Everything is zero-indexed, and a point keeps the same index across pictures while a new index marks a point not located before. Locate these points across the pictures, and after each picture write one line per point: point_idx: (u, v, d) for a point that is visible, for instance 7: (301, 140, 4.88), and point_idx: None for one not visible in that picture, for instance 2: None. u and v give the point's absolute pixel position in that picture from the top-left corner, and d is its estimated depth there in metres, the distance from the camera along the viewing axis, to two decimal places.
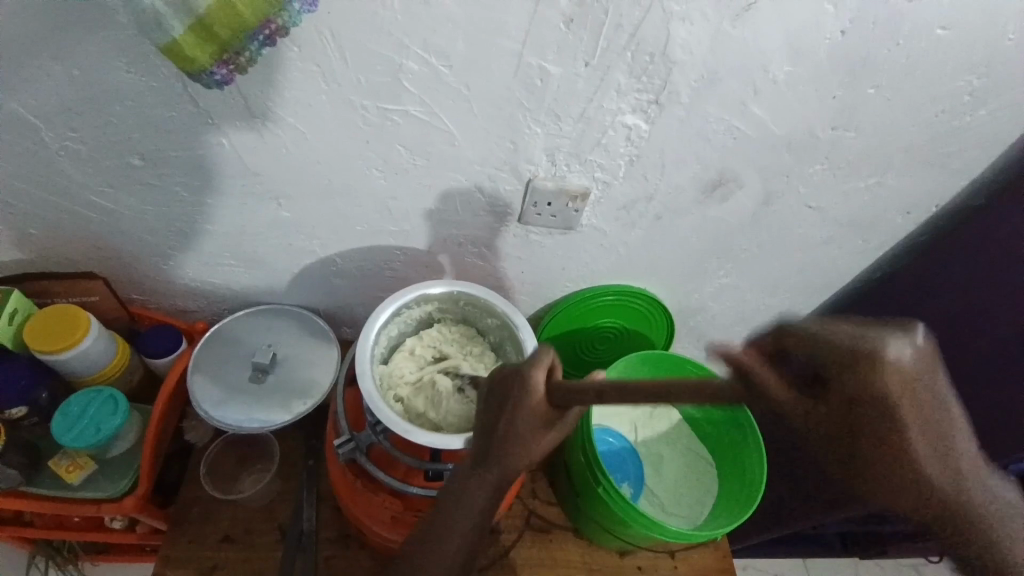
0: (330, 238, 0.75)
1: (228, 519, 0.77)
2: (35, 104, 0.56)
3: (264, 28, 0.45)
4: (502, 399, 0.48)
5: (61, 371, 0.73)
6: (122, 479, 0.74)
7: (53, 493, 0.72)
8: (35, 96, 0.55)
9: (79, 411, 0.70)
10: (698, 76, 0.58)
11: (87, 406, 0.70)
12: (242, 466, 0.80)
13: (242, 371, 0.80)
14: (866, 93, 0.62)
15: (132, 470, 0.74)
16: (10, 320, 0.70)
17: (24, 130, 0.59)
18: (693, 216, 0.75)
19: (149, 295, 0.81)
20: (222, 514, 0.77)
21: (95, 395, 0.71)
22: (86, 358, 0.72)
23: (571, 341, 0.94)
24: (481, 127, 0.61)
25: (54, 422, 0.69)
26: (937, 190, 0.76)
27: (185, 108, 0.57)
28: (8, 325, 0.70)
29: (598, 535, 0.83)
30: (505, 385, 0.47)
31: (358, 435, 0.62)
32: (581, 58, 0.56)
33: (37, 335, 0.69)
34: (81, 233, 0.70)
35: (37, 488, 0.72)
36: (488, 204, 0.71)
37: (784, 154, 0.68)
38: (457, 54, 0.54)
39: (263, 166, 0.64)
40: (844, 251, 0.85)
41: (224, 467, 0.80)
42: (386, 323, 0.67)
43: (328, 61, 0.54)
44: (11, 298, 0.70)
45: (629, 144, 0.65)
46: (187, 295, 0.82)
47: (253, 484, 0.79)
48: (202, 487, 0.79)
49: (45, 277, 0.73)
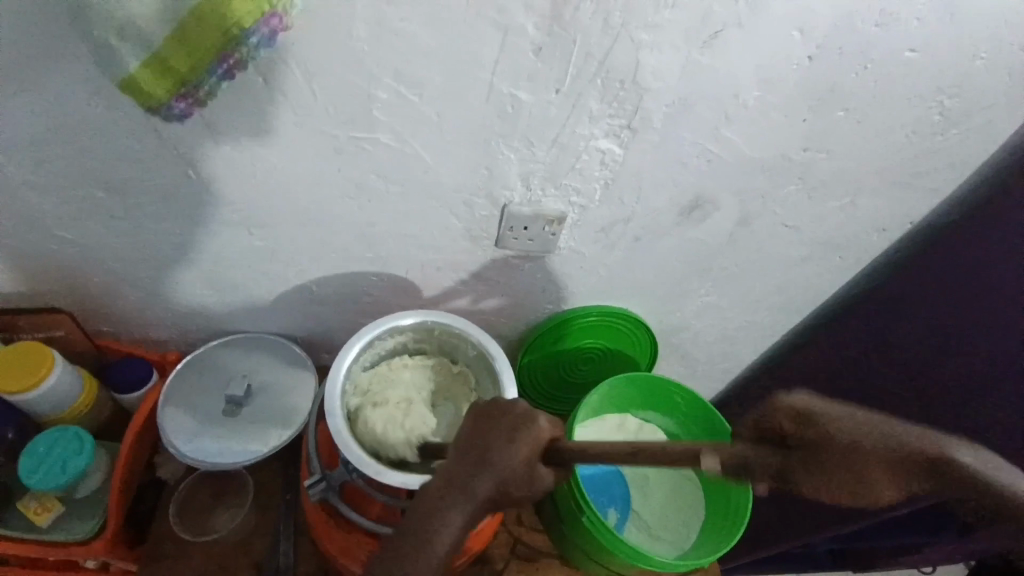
0: (306, 266, 0.73)
1: (202, 559, 0.74)
2: None
3: (223, 61, 0.43)
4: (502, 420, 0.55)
5: (25, 409, 0.70)
6: (91, 519, 0.70)
7: (17, 537, 0.69)
8: None
9: (42, 453, 0.67)
10: (670, 102, 0.58)
11: (53, 445, 0.68)
12: (215, 503, 0.78)
13: (215, 405, 0.77)
14: (838, 115, 0.62)
15: (101, 510, 0.71)
16: None
17: None
18: (671, 237, 0.75)
19: (120, 326, 0.79)
20: (195, 553, 0.74)
21: (61, 433, 0.68)
22: (51, 396, 0.70)
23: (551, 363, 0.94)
24: (454, 153, 0.61)
25: (20, 463, 0.67)
26: (912, 208, 0.77)
27: (151, 141, 0.56)
28: None
29: (583, 561, 0.81)
30: (509, 416, 0.55)
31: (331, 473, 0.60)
32: (553, 85, 0.55)
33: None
34: (46, 267, 0.68)
35: (1, 531, 0.69)
36: (465, 229, 0.70)
37: (759, 175, 0.68)
38: (427, 83, 0.54)
39: (233, 196, 0.63)
40: (824, 269, 0.85)
41: (196, 504, 0.77)
42: (360, 353, 0.66)
43: (295, 92, 0.53)
44: None
45: (604, 169, 0.64)
46: (159, 326, 0.80)
47: (227, 520, 0.77)
48: (173, 526, 0.75)
49: (9, 312, 0.71)
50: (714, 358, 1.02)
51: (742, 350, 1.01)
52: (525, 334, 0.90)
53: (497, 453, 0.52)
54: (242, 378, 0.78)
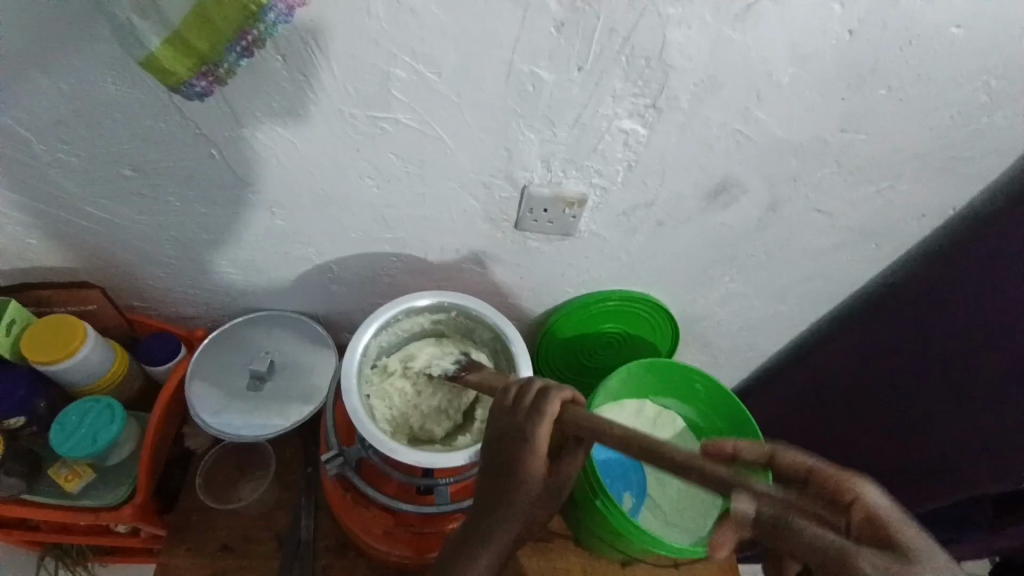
0: (327, 246, 0.74)
1: (227, 528, 0.77)
2: (25, 117, 0.56)
3: (241, 38, 0.44)
4: (513, 449, 0.53)
5: (61, 380, 0.73)
6: (120, 487, 0.74)
7: (52, 502, 0.72)
8: (25, 109, 0.55)
9: (76, 421, 0.70)
10: (697, 81, 0.56)
11: (85, 415, 0.71)
12: (239, 475, 0.80)
13: (239, 380, 0.80)
14: (876, 95, 0.59)
15: (129, 478, 0.74)
16: (9, 330, 0.71)
17: (17, 144, 0.58)
18: (696, 222, 0.73)
19: (149, 302, 0.81)
20: (220, 523, 0.77)
21: (93, 404, 0.71)
22: (84, 367, 0.72)
23: (569, 346, 0.93)
24: (474, 134, 0.60)
25: (53, 431, 0.70)
26: (953, 194, 0.73)
27: (174, 119, 0.57)
28: (7, 335, 0.71)
29: (597, 545, 0.81)
30: (506, 431, 0.54)
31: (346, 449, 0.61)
32: (575, 63, 0.54)
33: (35, 345, 0.70)
34: (78, 243, 0.71)
35: (37, 496, 0.72)
36: (484, 211, 0.69)
37: (789, 159, 0.65)
38: (446, 62, 0.53)
39: (254, 175, 0.63)
40: (856, 257, 0.82)
41: (220, 476, 0.80)
42: (376, 333, 0.66)
43: (314, 70, 0.53)
44: (9, 308, 0.70)
45: (626, 150, 0.63)
46: (186, 302, 0.82)
47: (250, 492, 0.79)
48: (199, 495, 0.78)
49: (44, 286, 0.74)
50: (736, 346, 1.00)
51: (766, 338, 0.99)
52: (544, 318, 0.90)
53: (519, 482, 0.53)
54: (266, 355, 0.80)
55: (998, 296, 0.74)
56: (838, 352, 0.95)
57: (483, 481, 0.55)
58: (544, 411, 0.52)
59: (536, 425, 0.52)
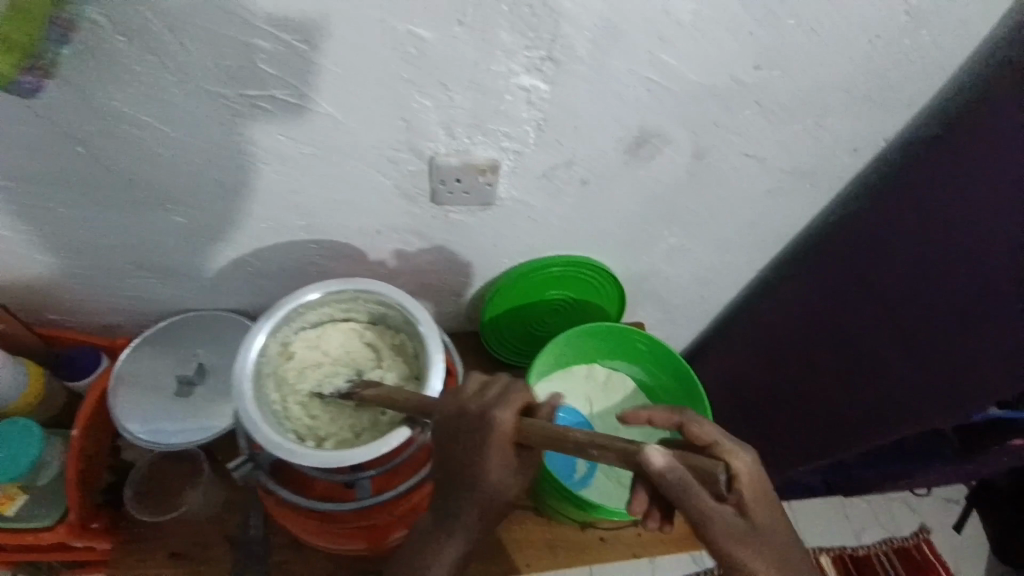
0: (238, 239, 0.70)
1: (176, 534, 0.75)
2: None
3: (57, 22, 0.43)
4: (483, 446, 0.50)
5: None
6: (54, 507, 0.72)
7: None
8: None
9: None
10: (593, 25, 0.52)
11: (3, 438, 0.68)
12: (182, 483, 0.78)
13: (168, 386, 0.76)
14: (787, 24, 0.55)
15: (62, 498, 0.72)
16: None
17: None
18: (623, 177, 0.70)
19: (66, 314, 0.78)
20: (169, 530, 0.76)
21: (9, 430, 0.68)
22: None
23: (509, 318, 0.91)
24: (363, 104, 0.55)
25: None
26: (884, 124, 0.70)
27: (30, 121, 0.52)
28: None
29: (553, 513, 0.81)
30: (477, 417, 0.51)
31: (257, 454, 0.62)
32: (454, 17, 0.49)
33: None
34: None
35: None
36: (396, 187, 0.65)
37: (708, 102, 0.62)
38: (311, 26, 0.48)
39: (136, 171, 0.59)
40: (795, 199, 0.79)
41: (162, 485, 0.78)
42: (276, 327, 0.65)
43: (166, 47, 0.48)
44: None
45: (532, 109, 0.59)
46: (105, 312, 0.78)
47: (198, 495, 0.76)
48: (137, 510, 0.76)
49: None
50: (689, 300, 0.98)
51: (718, 290, 0.97)
52: (485, 290, 0.87)
53: (482, 475, 0.51)
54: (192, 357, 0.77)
55: (939, 220, 0.69)
56: (786, 306, 0.92)
57: (441, 478, 0.54)
58: (510, 398, 0.51)
59: (501, 419, 0.50)
